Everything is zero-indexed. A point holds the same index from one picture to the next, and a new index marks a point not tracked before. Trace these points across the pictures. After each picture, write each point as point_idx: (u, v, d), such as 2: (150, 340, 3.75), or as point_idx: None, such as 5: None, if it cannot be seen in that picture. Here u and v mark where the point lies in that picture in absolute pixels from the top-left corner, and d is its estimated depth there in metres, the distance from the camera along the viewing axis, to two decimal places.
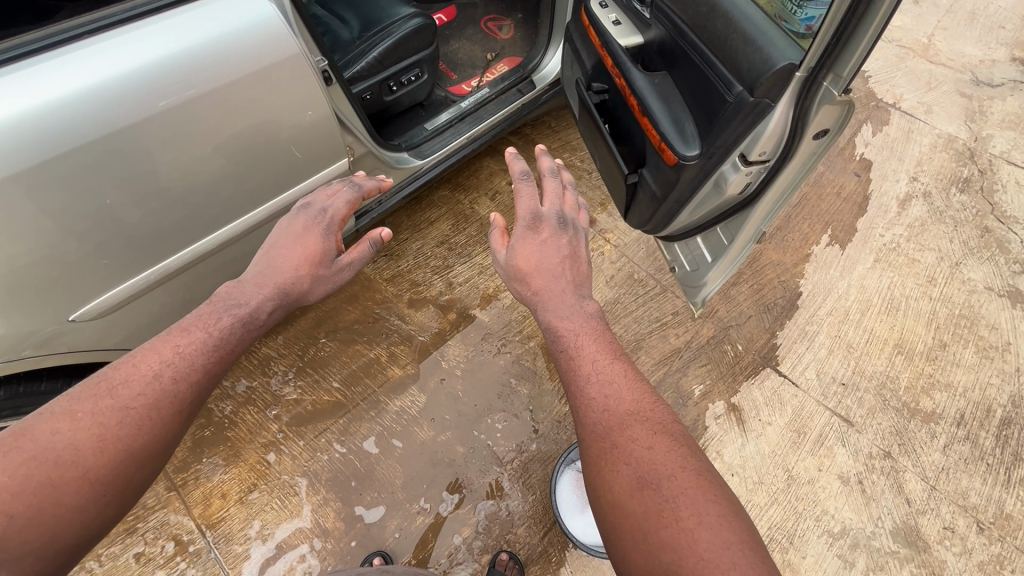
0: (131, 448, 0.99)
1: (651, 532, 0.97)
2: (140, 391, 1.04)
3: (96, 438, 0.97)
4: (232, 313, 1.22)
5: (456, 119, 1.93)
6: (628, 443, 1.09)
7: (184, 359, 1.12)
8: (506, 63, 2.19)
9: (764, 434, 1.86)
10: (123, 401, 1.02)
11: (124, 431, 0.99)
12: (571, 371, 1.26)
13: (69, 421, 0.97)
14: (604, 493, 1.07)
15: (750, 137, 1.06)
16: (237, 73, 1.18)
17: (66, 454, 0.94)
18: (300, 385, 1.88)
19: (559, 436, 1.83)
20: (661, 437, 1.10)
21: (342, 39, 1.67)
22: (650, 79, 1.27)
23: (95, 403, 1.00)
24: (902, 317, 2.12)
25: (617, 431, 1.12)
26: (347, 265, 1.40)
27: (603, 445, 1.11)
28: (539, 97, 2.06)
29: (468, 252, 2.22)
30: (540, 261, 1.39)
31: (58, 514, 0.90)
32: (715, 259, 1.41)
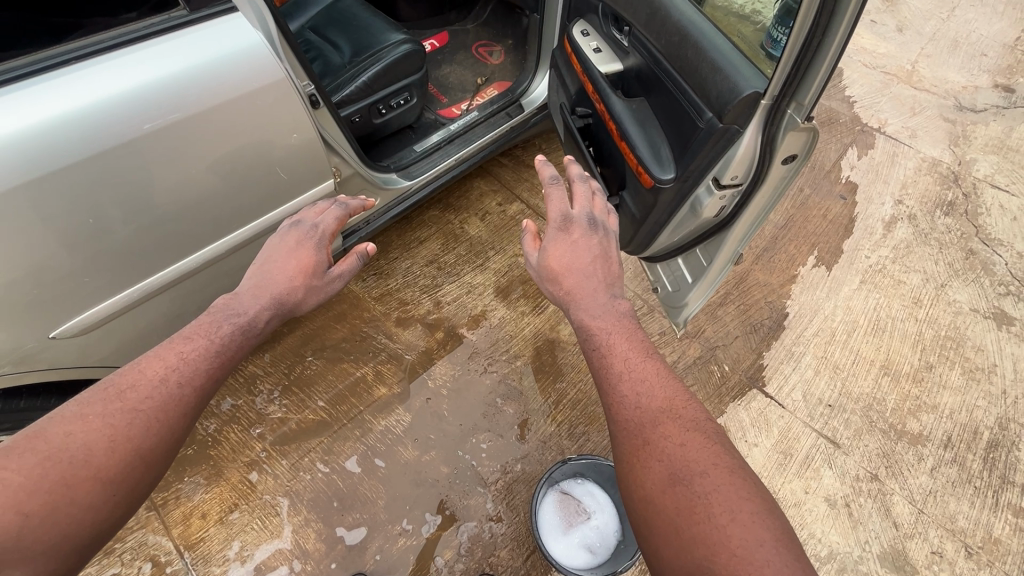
0: (139, 449, 1.06)
1: (684, 528, 1.01)
2: (147, 396, 1.11)
3: (108, 439, 1.04)
4: (232, 321, 1.28)
5: (446, 141, 1.97)
6: (661, 440, 1.14)
7: (188, 365, 1.19)
8: (495, 87, 2.24)
9: (750, 455, 1.86)
10: (131, 405, 1.09)
11: (134, 432, 1.07)
12: (604, 369, 1.31)
13: (83, 422, 1.05)
14: (637, 489, 1.11)
15: (721, 162, 1.08)
16: (224, 97, 1.21)
17: (79, 454, 1.01)
18: (285, 403, 1.88)
19: (544, 456, 1.83)
20: (695, 435, 1.14)
21: (332, 63, 1.71)
22: (628, 104, 1.30)
23: (104, 406, 1.08)
24: (888, 338, 2.13)
25: (649, 429, 1.16)
26: (336, 276, 1.43)
27: (636, 442, 1.16)
28: (527, 120, 2.11)
29: (457, 271, 2.24)
30: (572, 261, 1.41)
31: (70, 512, 0.97)
32: (695, 280, 1.43)
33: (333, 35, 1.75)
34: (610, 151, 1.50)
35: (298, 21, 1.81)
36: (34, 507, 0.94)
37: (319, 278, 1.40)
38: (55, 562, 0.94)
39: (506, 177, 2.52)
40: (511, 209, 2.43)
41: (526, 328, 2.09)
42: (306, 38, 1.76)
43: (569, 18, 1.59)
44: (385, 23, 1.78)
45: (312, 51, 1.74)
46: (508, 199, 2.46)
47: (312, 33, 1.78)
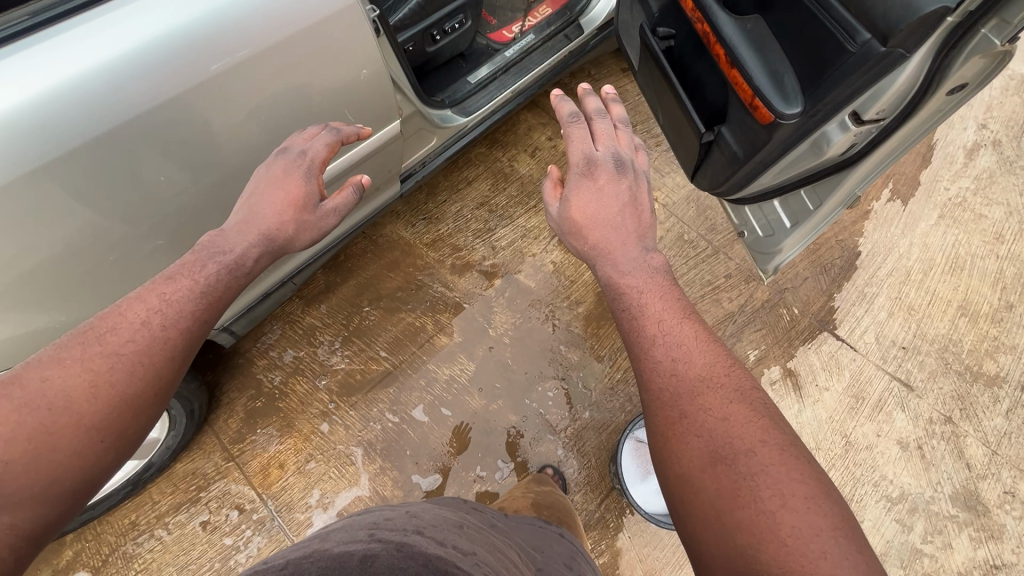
0: (125, 396, 0.90)
1: (724, 511, 0.93)
2: (131, 337, 0.94)
3: (89, 388, 0.87)
4: (218, 261, 1.08)
5: (501, 71, 1.79)
6: (703, 414, 1.04)
7: (172, 308, 1.00)
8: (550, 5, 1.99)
9: (821, 399, 1.82)
10: (112, 348, 0.92)
11: (118, 378, 0.90)
12: (635, 333, 1.21)
13: (60, 368, 0.88)
14: (672, 467, 1.03)
15: (870, 94, 0.96)
16: (287, 29, 1.06)
17: (58, 402, 0.85)
18: (347, 354, 1.85)
19: (612, 404, 1.81)
20: (738, 409, 1.04)
21: None
22: (742, 24, 1.12)
23: (87, 351, 0.90)
24: (966, 277, 2.02)
25: (685, 403, 1.06)
26: (327, 210, 1.22)
27: (671, 415, 1.06)
28: (587, 43, 1.90)
29: (510, 214, 2.12)
30: (597, 212, 1.34)
31: (54, 462, 0.82)
32: (794, 225, 1.32)
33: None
34: (706, 81, 1.33)
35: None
36: (19, 456, 0.80)
37: (309, 214, 1.19)
38: (44, 516, 0.80)
39: (555, 108, 2.34)
40: (562, 143, 2.27)
41: (586, 274, 2.01)
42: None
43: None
44: None
45: None
46: (559, 134, 2.29)
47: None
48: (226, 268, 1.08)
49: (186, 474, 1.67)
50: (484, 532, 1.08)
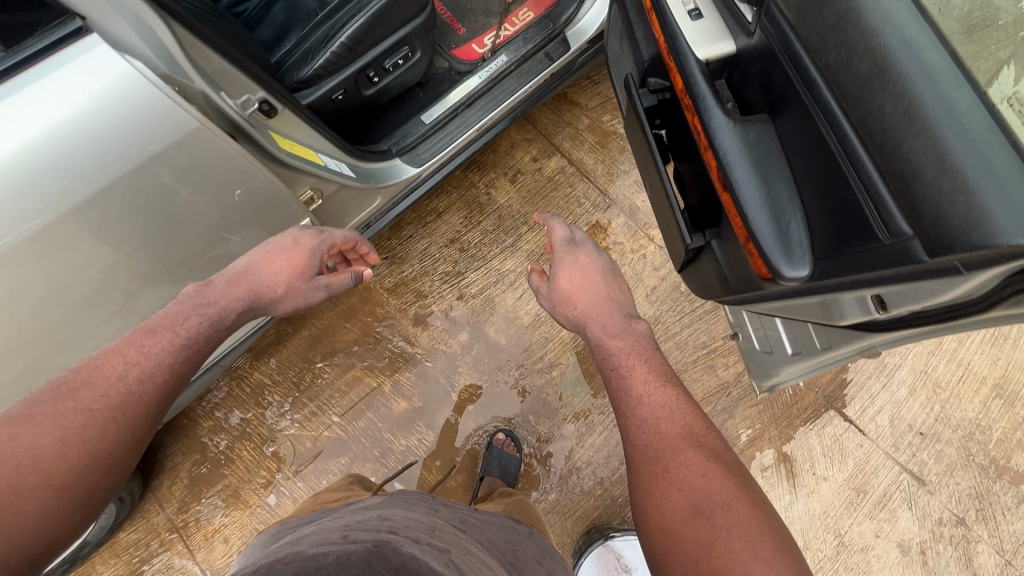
0: (95, 454, 0.93)
1: (702, 561, 0.94)
2: (111, 384, 0.98)
3: (58, 442, 0.90)
4: (200, 312, 1.09)
5: (463, 105, 1.47)
6: (677, 467, 1.09)
7: (152, 361, 1.02)
8: (534, 7, 1.62)
9: (816, 490, 1.63)
10: (84, 404, 0.95)
11: (88, 435, 0.93)
12: (621, 393, 1.28)
13: (40, 425, 0.91)
14: (651, 517, 1.06)
15: (902, 291, 0.71)
16: (103, 177, 0.85)
17: (35, 454, 0.88)
18: (297, 418, 1.71)
19: (581, 485, 1.65)
20: (711, 465, 1.09)
21: (305, 15, 1.21)
22: (744, 133, 0.83)
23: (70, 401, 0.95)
24: (1010, 349, 1.73)
25: (664, 450, 1.14)
26: (316, 295, 1.25)
27: (652, 465, 1.13)
28: (573, 62, 1.56)
29: (483, 254, 1.87)
30: (585, 284, 1.41)
31: (20, 523, 0.84)
32: (797, 355, 1.07)
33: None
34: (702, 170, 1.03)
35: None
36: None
37: (302, 294, 1.22)
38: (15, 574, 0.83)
39: (544, 121, 2.00)
40: (549, 166, 1.96)
41: (564, 330, 1.79)
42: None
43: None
44: None
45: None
46: (545, 154, 1.97)
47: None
48: (201, 324, 1.09)
49: (128, 545, 1.60)
50: (457, 536, 0.94)
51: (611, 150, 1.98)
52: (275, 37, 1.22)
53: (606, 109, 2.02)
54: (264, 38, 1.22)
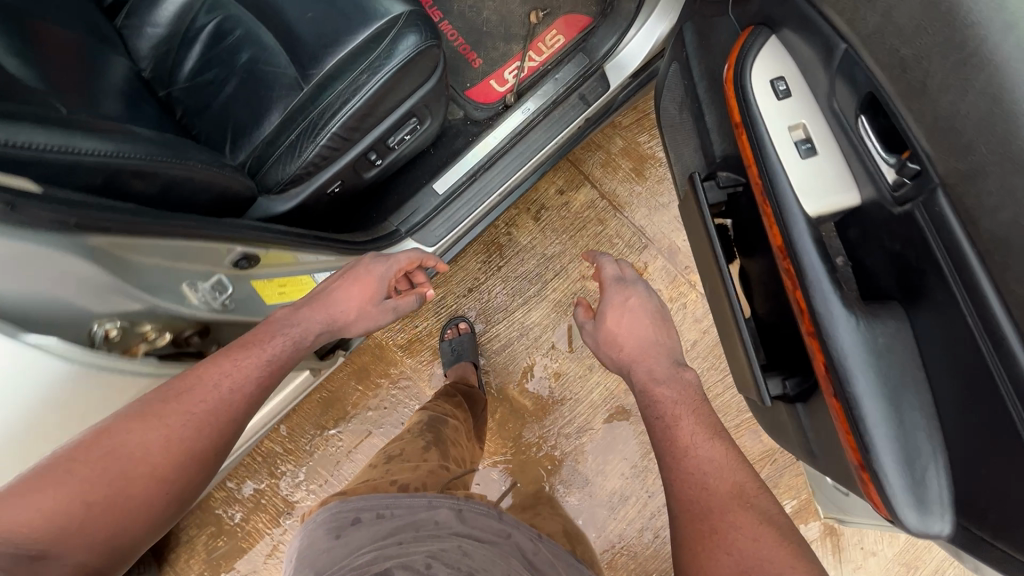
0: (203, 460, 0.73)
1: None
2: (221, 392, 0.76)
3: (164, 448, 0.70)
4: (286, 331, 0.88)
5: (483, 166, 1.24)
6: (741, 553, 0.74)
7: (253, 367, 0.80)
8: (566, 29, 1.34)
9: (864, 565, 1.54)
10: (184, 408, 0.73)
11: (195, 439, 0.72)
12: (665, 442, 0.92)
13: (145, 424, 0.70)
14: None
15: None
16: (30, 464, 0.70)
17: (136, 481, 0.67)
18: (313, 488, 1.62)
19: (614, 559, 1.57)
20: (803, 567, 0.71)
21: (289, 90, 0.97)
22: (872, 337, 0.62)
23: (193, 408, 0.74)
24: None
25: (718, 514, 0.79)
26: (394, 313, 1.05)
27: (706, 527, 0.78)
28: (612, 102, 1.30)
29: (505, 304, 1.69)
30: (632, 325, 1.07)
31: (127, 531, 0.66)
32: None
33: (288, 27, 0.97)
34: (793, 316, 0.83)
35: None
36: (91, 511, 0.63)
37: (379, 316, 1.01)
38: None
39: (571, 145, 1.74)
40: (577, 199, 1.73)
41: (595, 392, 1.64)
42: (243, 37, 1.00)
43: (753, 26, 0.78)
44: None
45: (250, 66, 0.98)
46: (572, 185, 1.73)
47: (254, 19, 1.00)
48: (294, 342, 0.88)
49: None
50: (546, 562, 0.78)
51: (647, 178, 1.73)
52: (253, 119, 0.98)
53: (643, 129, 1.75)
54: (241, 121, 0.99)
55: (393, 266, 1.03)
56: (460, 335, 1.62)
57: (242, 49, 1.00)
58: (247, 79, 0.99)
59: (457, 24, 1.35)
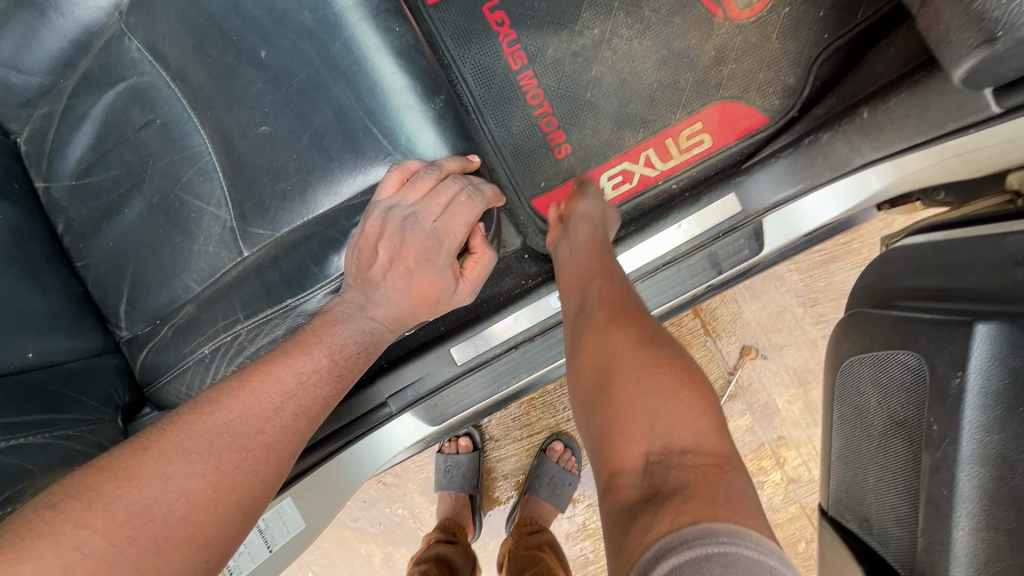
0: (246, 506, 0.41)
1: (607, 364, 0.50)
2: (320, 381, 0.47)
3: (211, 488, 0.40)
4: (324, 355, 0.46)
5: (535, 330, 0.81)
6: (629, 352, 0.50)
7: (262, 444, 0.43)
8: (719, 125, 0.80)
9: None
10: (246, 425, 0.43)
11: (245, 483, 0.41)
12: None
13: (240, 399, 0.44)
14: (580, 379, 0.53)
15: None
16: None
17: (158, 538, 0.38)
18: None
19: None
20: (673, 373, 0.47)
21: (218, 251, 0.57)
22: None
23: (305, 373, 0.46)
24: None
25: (636, 344, 0.50)
26: (473, 278, 0.54)
27: (619, 313, 0.55)
28: (763, 263, 0.82)
29: (531, 417, 1.32)
30: None
31: None
32: None
33: (237, 149, 0.54)
34: None
35: (138, 37, 0.56)
36: None
37: (448, 287, 0.52)
38: None
39: None
40: None
41: None
42: (160, 132, 0.57)
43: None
44: (383, 112, 0.50)
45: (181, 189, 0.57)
46: None
47: (180, 101, 0.56)
48: (367, 347, 0.50)
49: None
50: None
51: (763, 306, 1.23)
52: (165, 278, 0.59)
53: None
54: (145, 271, 0.59)
55: (440, 235, 0.49)
56: (457, 455, 1.30)
57: (155, 153, 0.57)
58: (158, 208, 0.58)
59: (546, 73, 0.81)
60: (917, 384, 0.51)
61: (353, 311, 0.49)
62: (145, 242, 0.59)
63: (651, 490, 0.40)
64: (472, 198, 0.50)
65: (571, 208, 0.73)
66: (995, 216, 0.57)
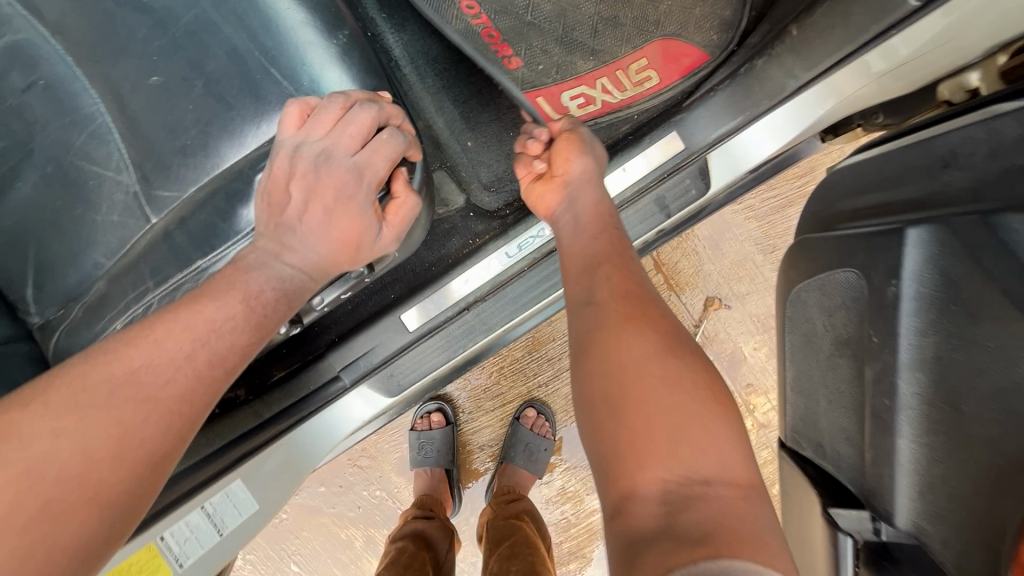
0: (152, 462, 0.39)
1: (623, 368, 0.45)
2: (237, 328, 0.44)
3: (111, 444, 0.37)
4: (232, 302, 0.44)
5: (489, 290, 0.79)
6: (645, 361, 0.45)
7: (171, 393, 0.40)
8: (663, 62, 0.68)
9: None
10: (154, 374, 0.40)
11: (150, 439, 0.39)
12: None
13: (143, 347, 0.41)
14: (581, 365, 0.48)
15: None
16: None
17: (51, 498, 0.35)
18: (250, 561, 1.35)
19: None
20: (699, 391, 0.44)
21: (122, 220, 0.53)
22: None
23: (220, 321, 0.43)
24: None
25: (652, 349, 0.46)
26: (398, 224, 0.50)
27: (630, 310, 0.49)
28: (713, 202, 0.81)
29: (502, 387, 1.30)
30: None
31: None
32: None
33: (130, 104, 0.50)
34: None
35: None
36: None
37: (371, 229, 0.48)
38: None
39: None
40: None
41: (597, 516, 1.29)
42: (46, 95, 0.52)
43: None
44: (280, 50, 0.47)
45: (76, 154, 0.52)
46: None
47: (64, 59, 0.52)
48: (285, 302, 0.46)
49: None
50: None
51: (724, 257, 1.23)
52: (71, 256, 0.54)
53: None
54: (48, 249, 0.55)
55: (361, 169, 0.47)
56: (430, 431, 1.27)
57: (43, 120, 0.53)
58: (52, 178, 0.53)
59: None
60: (859, 296, 0.51)
61: (268, 259, 0.46)
62: (42, 215, 0.54)
63: (674, 526, 0.37)
64: (395, 136, 0.48)
65: (562, 170, 0.66)
66: (946, 115, 0.54)
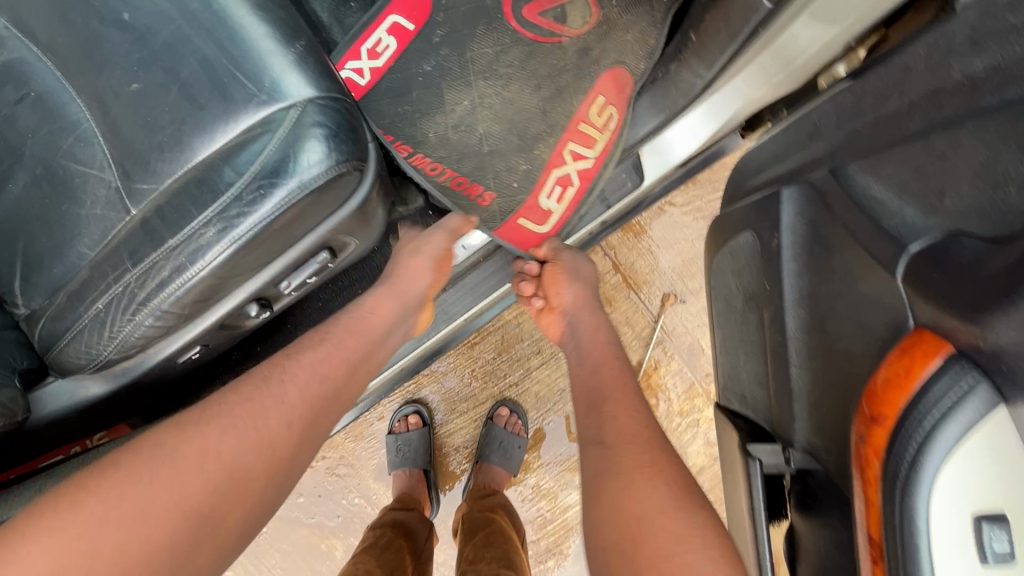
0: (212, 515, 0.44)
1: (634, 525, 0.48)
2: (285, 411, 0.51)
3: (170, 504, 0.43)
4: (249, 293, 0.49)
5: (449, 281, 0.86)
6: (659, 518, 0.48)
7: (226, 461, 0.46)
8: (617, 96, 0.80)
9: None
10: (200, 455, 0.46)
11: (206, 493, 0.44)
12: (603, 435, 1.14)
13: (196, 431, 0.47)
14: (598, 511, 0.52)
15: None
16: None
17: (119, 544, 0.40)
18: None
19: None
20: (703, 548, 0.46)
21: (105, 213, 0.58)
22: None
23: (269, 413, 0.51)
24: None
25: (664, 504, 0.49)
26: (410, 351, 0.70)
27: (646, 460, 0.53)
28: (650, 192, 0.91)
29: (475, 389, 1.35)
30: None
31: None
32: None
33: (112, 109, 0.56)
34: None
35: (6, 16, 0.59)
36: None
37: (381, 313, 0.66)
38: None
39: None
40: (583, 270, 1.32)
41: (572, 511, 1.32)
42: (36, 105, 0.59)
43: (958, 352, 0.33)
44: (244, 58, 0.55)
45: (62, 155, 0.59)
46: None
47: (54, 73, 0.58)
48: None
49: None
50: None
51: (676, 255, 1.32)
52: (56, 249, 0.59)
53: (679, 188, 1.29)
54: (34, 243, 0.60)
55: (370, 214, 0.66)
56: (407, 433, 1.31)
57: (33, 127, 0.59)
58: (41, 178, 0.59)
59: (425, 64, 0.79)
60: (756, 252, 0.58)
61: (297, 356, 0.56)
62: (30, 212, 0.60)
63: None
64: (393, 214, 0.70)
65: (555, 296, 0.78)
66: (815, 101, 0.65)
